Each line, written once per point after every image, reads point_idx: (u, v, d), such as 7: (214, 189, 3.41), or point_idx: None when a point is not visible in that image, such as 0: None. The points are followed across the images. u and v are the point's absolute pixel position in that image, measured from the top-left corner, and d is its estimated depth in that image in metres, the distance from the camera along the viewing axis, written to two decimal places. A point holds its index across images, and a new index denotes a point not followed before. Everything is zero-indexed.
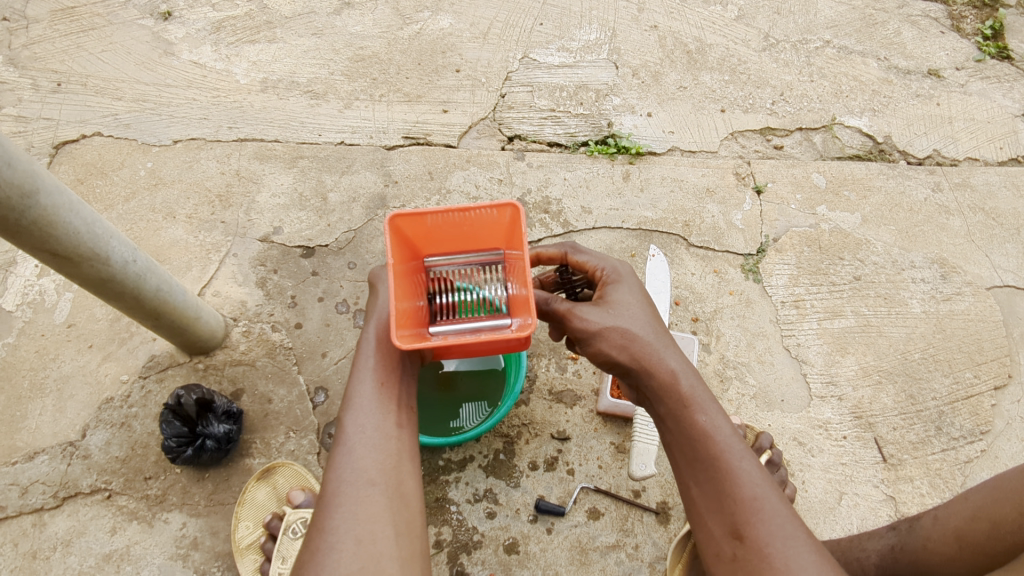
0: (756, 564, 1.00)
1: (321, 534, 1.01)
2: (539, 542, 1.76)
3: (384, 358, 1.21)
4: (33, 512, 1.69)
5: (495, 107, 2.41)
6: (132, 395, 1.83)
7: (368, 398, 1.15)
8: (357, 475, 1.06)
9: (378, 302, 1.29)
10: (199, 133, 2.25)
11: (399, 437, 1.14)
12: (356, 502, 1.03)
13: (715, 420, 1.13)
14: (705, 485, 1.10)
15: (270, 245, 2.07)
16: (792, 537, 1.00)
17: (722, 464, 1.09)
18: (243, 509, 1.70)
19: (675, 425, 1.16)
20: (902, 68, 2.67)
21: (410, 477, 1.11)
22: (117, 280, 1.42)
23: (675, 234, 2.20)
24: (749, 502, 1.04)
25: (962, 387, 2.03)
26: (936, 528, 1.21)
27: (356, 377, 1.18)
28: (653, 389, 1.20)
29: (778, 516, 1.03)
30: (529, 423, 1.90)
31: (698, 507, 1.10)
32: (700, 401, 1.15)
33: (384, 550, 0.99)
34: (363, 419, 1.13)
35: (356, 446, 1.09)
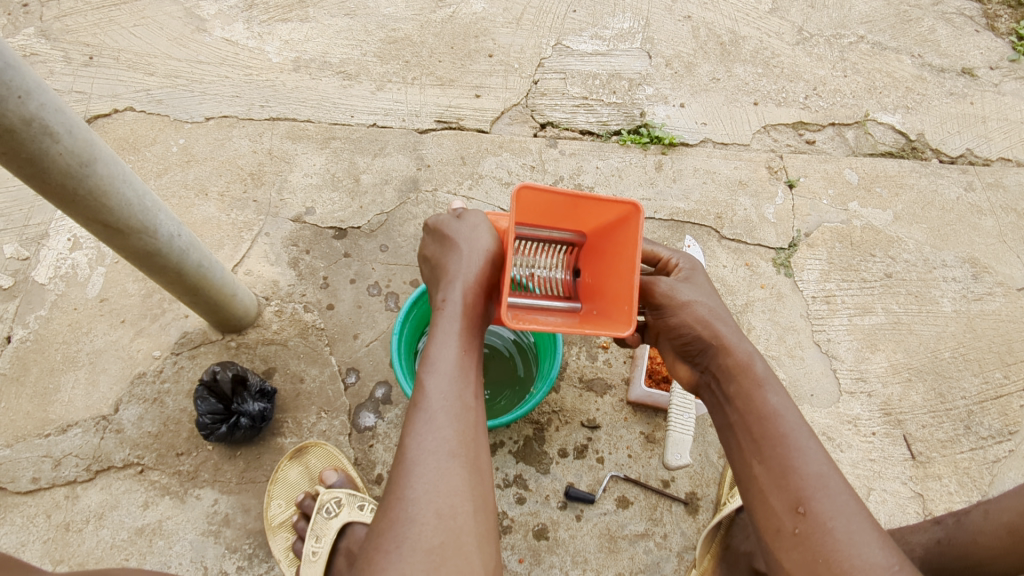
0: (818, 537, 1.05)
1: (401, 503, 1.03)
2: (569, 529, 1.76)
3: (465, 327, 1.23)
4: (66, 484, 1.69)
5: (528, 93, 2.39)
6: (164, 371, 1.83)
7: (450, 367, 1.17)
8: (439, 445, 1.08)
9: (461, 263, 1.29)
10: (232, 110, 2.24)
11: (477, 409, 1.16)
12: (437, 473, 1.05)
13: (783, 401, 1.19)
14: (770, 462, 1.14)
15: (303, 225, 2.07)
16: (855, 514, 1.06)
17: (789, 443, 1.14)
18: (275, 487, 1.71)
19: (743, 403, 1.21)
20: (936, 66, 2.65)
21: (484, 452, 1.13)
22: (162, 254, 1.42)
23: (707, 226, 2.19)
24: (815, 478, 1.10)
25: (991, 387, 2.02)
26: (987, 521, 1.20)
27: (437, 342, 1.20)
28: (727, 367, 1.25)
29: (842, 494, 1.08)
30: (560, 410, 1.90)
31: (761, 484, 1.14)
32: (769, 383, 1.21)
33: (463, 525, 1.02)
34: (444, 387, 1.15)
35: (438, 415, 1.11)
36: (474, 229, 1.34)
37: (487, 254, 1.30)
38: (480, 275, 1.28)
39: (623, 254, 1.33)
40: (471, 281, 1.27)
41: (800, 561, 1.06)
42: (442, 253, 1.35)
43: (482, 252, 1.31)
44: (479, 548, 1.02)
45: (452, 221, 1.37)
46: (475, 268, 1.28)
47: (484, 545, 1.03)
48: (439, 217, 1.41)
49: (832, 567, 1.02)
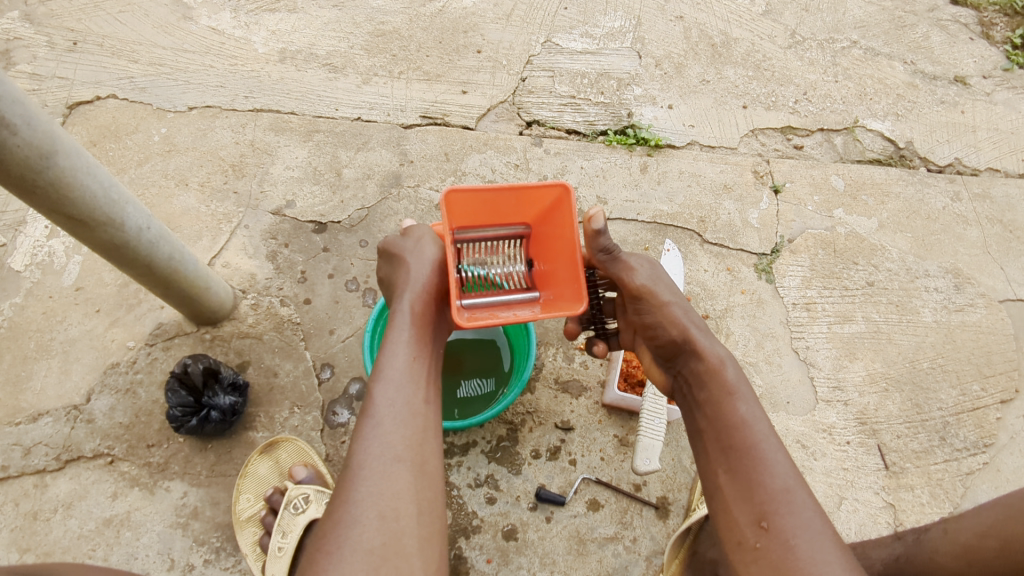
0: (778, 552, 1.04)
1: (345, 506, 1.03)
2: (538, 531, 1.76)
3: (415, 335, 1.26)
4: (35, 473, 1.69)
5: (516, 91, 2.38)
6: (137, 362, 1.83)
7: (398, 373, 1.19)
8: (384, 450, 1.09)
9: (409, 274, 1.32)
10: (215, 100, 2.22)
11: (426, 413, 1.18)
12: (381, 476, 1.06)
13: (753, 411, 1.21)
14: (736, 473, 1.16)
15: (283, 219, 2.06)
16: (820, 532, 1.05)
17: (756, 454, 1.16)
18: (244, 482, 1.71)
19: (713, 412, 1.24)
20: (928, 73, 2.63)
21: (432, 455, 1.14)
22: (130, 247, 1.41)
23: (690, 230, 2.18)
24: (781, 493, 1.10)
25: (968, 399, 2.02)
26: (944, 540, 1.21)
27: (387, 351, 1.22)
28: (700, 374, 1.30)
29: (806, 510, 1.08)
30: (534, 411, 1.90)
31: (726, 494, 1.16)
32: (741, 392, 1.24)
33: (406, 526, 1.03)
34: (392, 393, 1.17)
35: (384, 420, 1.13)
36: (418, 241, 1.37)
37: (434, 263, 1.33)
38: (428, 283, 1.32)
39: (564, 236, 1.36)
40: (419, 291, 1.30)
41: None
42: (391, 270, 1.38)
43: (431, 261, 1.34)
44: (421, 550, 1.02)
45: (396, 238, 1.41)
46: (421, 277, 1.31)
47: (427, 547, 1.04)
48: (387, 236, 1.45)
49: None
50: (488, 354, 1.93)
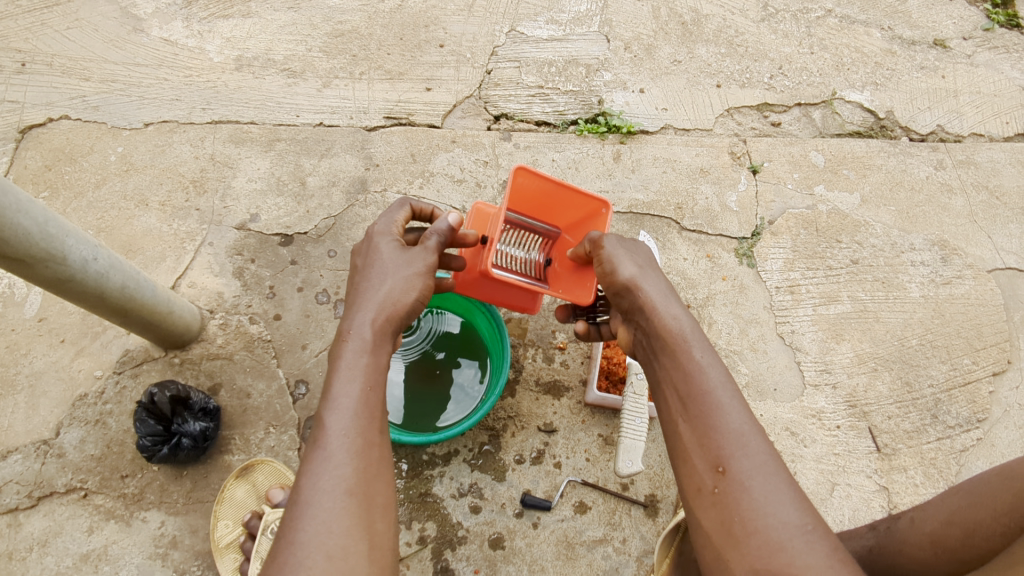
0: (735, 495, 1.04)
1: (289, 548, 0.98)
2: (525, 537, 1.73)
3: (373, 361, 1.21)
4: (8, 512, 1.66)
5: (481, 84, 2.31)
6: (106, 392, 1.78)
7: (352, 401, 1.14)
8: (335, 484, 1.04)
9: (383, 295, 1.30)
10: (172, 115, 2.16)
11: (381, 445, 1.13)
12: (330, 512, 1.01)
13: (708, 358, 1.19)
14: (693, 420, 1.14)
15: (248, 233, 2.00)
16: (773, 473, 1.05)
17: (711, 401, 1.14)
18: (222, 507, 1.67)
19: (670, 363, 1.22)
20: (906, 39, 2.55)
21: (384, 488, 1.09)
22: (77, 280, 1.36)
23: (667, 218, 2.12)
24: (735, 436, 1.09)
25: (959, 373, 1.98)
26: (912, 530, 1.18)
27: (342, 377, 1.16)
28: (654, 327, 1.27)
29: (758, 453, 1.07)
30: (515, 415, 1.85)
31: (685, 443, 1.14)
32: (694, 341, 1.22)
33: (355, 563, 0.98)
34: (344, 425, 1.11)
35: (334, 453, 1.07)
36: (405, 259, 1.35)
37: (410, 291, 1.32)
38: (398, 305, 1.30)
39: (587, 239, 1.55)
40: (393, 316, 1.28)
41: (716, 520, 1.04)
42: (369, 272, 1.34)
43: (408, 283, 1.32)
44: None
45: (388, 243, 1.37)
46: (394, 303, 1.29)
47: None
48: (380, 231, 1.40)
49: (744, 526, 1.01)
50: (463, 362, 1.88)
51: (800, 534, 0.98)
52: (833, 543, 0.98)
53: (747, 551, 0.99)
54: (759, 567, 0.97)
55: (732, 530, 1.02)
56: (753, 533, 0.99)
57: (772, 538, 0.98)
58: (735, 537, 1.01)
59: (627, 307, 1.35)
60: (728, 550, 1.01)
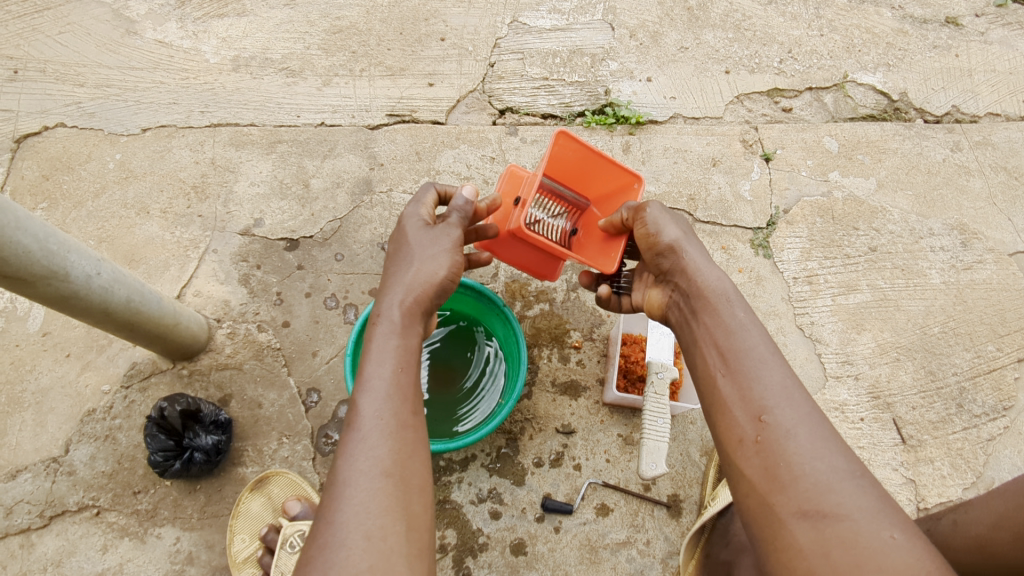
0: (778, 442, 1.02)
1: (329, 529, 0.94)
2: (547, 542, 1.70)
3: (404, 342, 1.19)
4: (20, 533, 1.63)
5: (485, 78, 2.25)
6: (114, 406, 1.74)
7: (385, 383, 1.11)
8: (371, 465, 1.00)
9: (409, 276, 1.29)
10: (170, 119, 2.11)
11: (416, 426, 1.09)
12: (367, 494, 0.97)
13: (749, 317, 1.20)
14: (734, 373, 1.13)
15: (252, 239, 1.96)
16: (819, 421, 1.03)
17: (754, 355, 1.14)
18: (238, 522, 1.64)
19: (711, 322, 1.22)
20: (917, 17, 2.48)
21: (422, 471, 1.05)
22: (81, 296, 1.31)
23: (680, 210, 2.08)
24: (778, 386, 1.08)
25: (984, 360, 1.94)
26: (956, 534, 1.16)
27: (372, 358, 1.15)
28: (696, 288, 1.29)
29: (803, 404, 1.06)
30: (533, 417, 1.82)
31: (723, 396, 1.12)
32: (734, 301, 1.24)
33: (394, 546, 0.94)
34: (378, 405, 1.08)
35: (369, 434, 1.04)
36: (431, 239, 1.35)
37: (434, 271, 1.31)
38: (427, 283, 1.29)
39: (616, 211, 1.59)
40: (414, 292, 1.27)
41: (760, 467, 1.02)
42: (395, 257, 1.35)
43: (437, 261, 1.33)
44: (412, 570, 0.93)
45: (414, 221, 1.38)
46: (419, 284, 1.28)
47: (416, 564, 0.94)
48: (404, 209, 1.42)
49: (791, 470, 0.99)
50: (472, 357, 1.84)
51: (849, 478, 0.96)
52: (882, 489, 0.96)
53: (795, 494, 0.96)
54: (808, 508, 0.94)
55: (777, 475, 0.99)
56: (800, 477, 0.97)
57: (820, 479, 0.96)
58: (781, 482, 0.98)
59: (667, 269, 1.37)
60: (774, 496, 0.98)
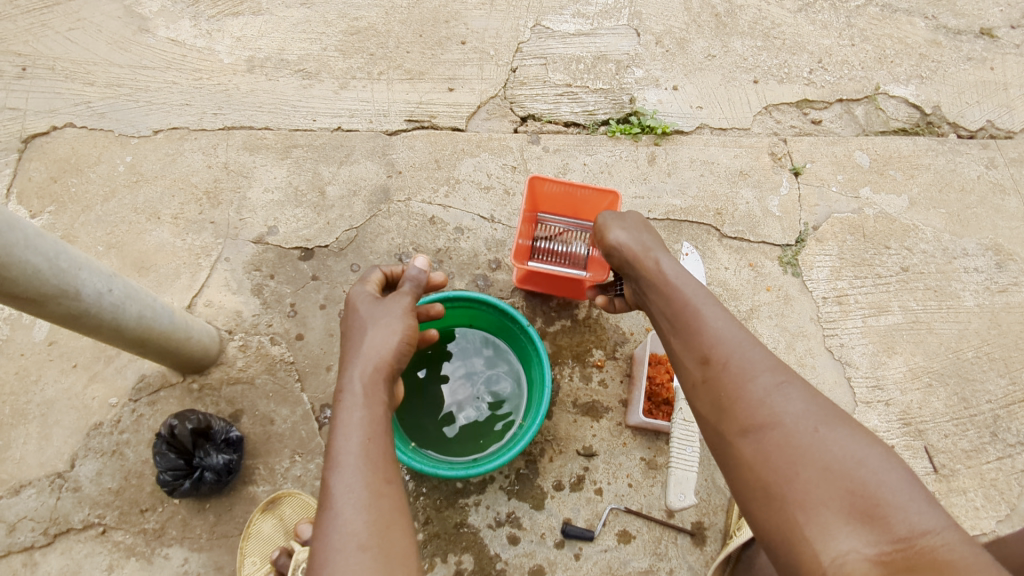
0: (718, 380, 1.06)
1: None
2: (567, 570, 1.65)
3: (371, 413, 1.12)
4: (23, 551, 1.58)
5: (506, 84, 2.18)
6: (122, 420, 1.69)
7: (354, 458, 1.05)
8: (346, 542, 0.96)
9: (368, 343, 1.23)
10: (182, 121, 2.04)
11: (392, 495, 1.03)
12: (345, 571, 0.93)
13: (683, 279, 1.25)
14: (679, 333, 1.18)
15: (266, 247, 1.90)
16: (751, 346, 1.08)
17: (690, 309, 1.19)
18: (248, 543, 1.58)
19: (654, 288, 1.28)
20: (952, 28, 2.40)
21: (404, 536, 1.00)
22: (92, 314, 1.26)
23: (707, 224, 2.02)
24: (714, 331, 1.12)
25: (1018, 387, 1.88)
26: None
27: (339, 435, 1.08)
28: (633, 266, 1.34)
29: (735, 335, 1.10)
30: (553, 438, 1.76)
31: (677, 357, 1.18)
32: (668, 268, 1.28)
33: None
34: (350, 481, 1.02)
35: (342, 509, 0.99)
36: (387, 308, 1.31)
37: (394, 337, 1.25)
38: (383, 356, 1.23)
39: None
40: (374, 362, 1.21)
41: (710, 407, 1.06)
42: (352, 326, 1.30)
43: (391, 329, 1.27)
44: None
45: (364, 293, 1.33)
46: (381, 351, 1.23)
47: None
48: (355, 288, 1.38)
49: (730, 397, 1.03)
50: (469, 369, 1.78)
51: (777, 390, 1.00)
52: (810, 390, 1.00)
53: (737, 415, 1.01)
54: (748, 425, 0.99)
55: (723, 404, 1.04)
56: (739, 400, 1.02)
57: (753, 397, 1.01)
58: (726, 411, 1.03)
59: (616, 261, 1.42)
60: (722, 425, 1.03)
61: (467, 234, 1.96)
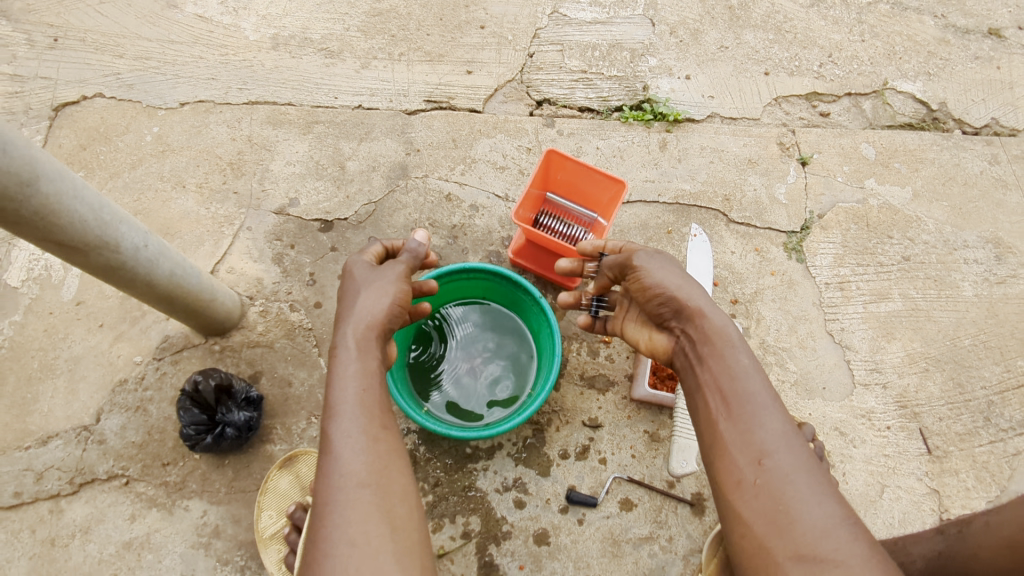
0: (779, 488, 1.00)
1: (321, 541, 1.00)
2: (570, 534, 1.71)
3: (364, 365, 1.21)
4: (50, 498, 1.64)
5: (523, 68, 2.24)
6: (146, 378, 1.75)
7: (351, 406, 1.14)
8: (346, 480, 1.05)
9: (357, 304, 1.30)
10: (207, 94, 2.10)
11: (387, 438, 1.13)
12: (347, 505, 1.02)
13: (752, 364, 1.15)
14: (736, 420, 1.10)
15: (287, 218, 1.96)
16: (814, 468, 1.02)
17: (755, 401, 1.10)
18: (266, 497, 1.64)
19: (715, 362, 1.18)
20: (960, 27, 2.45)
21: (400, 477, 1.10)
22: (128, 267, 1.32)
23: (715, 210, 2.07)
24: (779, 437, 1.05)
25: (1012, 375, 1.93)
26: (989, 535, 1.16)
27: (335, 385, 1.17)
28: (699, 332, 1.23)
29: (800, 451, 1.04)
30: (560, 409, 1.82)
31: (723, 440, 1.09)
32: (739, 346, 1.18)
33: (380, 546, 0.99)
34: (347, 427, 1.12)
35: (341, 452, 1.08)
36: (377, 270, 1.38)
37: (385, 297, 1.32)
38: (375, 315, 1.29)
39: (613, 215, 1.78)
40: (362, 323, 1.27)
41: (760, 510, 1.00)
42: (345, 289, 1.36)
43: (382, 291, 1.34)
44: (399, 564, 0.98)
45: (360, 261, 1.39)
46: (372, 310, 1.29)
47: (405, 560, 0.99)
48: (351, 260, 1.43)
49: (790, 514, 0.97)
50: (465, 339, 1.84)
51: (843, 524, 0.95)
52: (869, 533, 0.96)
53: (793, 539, 0.95)
54: (805, 553, 0.94)
55: (778, 521, 0.98)
56: (798, 521, 0.97)
57: (815, 525, 0.95)
58: (780, 527, 0.97)
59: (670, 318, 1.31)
60: (770, 540, 0.97)
61: (482, 211, 2.02)
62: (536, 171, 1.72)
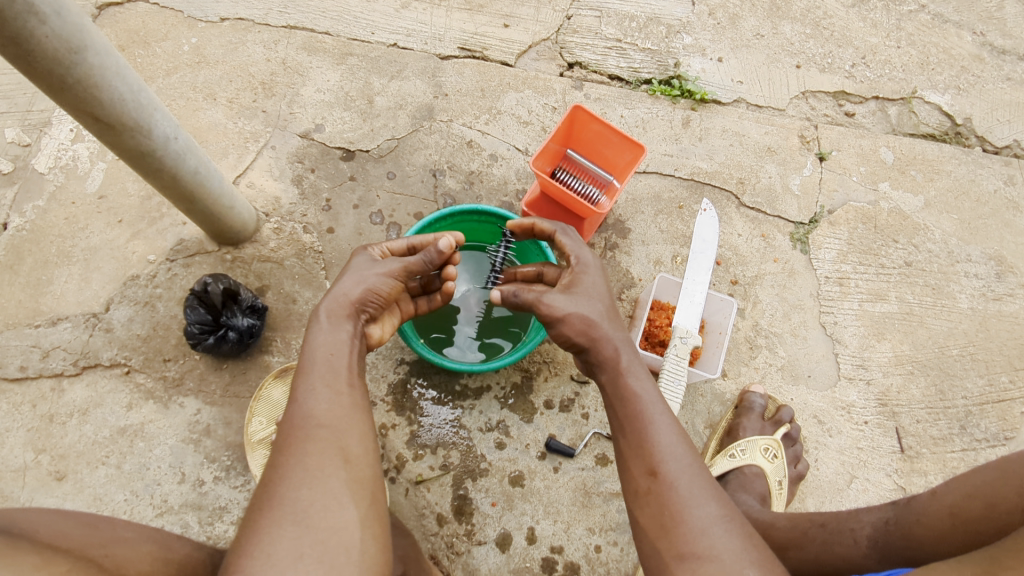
0: (665, 496, 1.07)
1: (275, 474, 1.08)
2: (545, 479, 1.77)
3: (335, 333, 1.27)
4: (53, 377, 1.71)
5: (560, 29, 2.26)
6: (157, 276, 1.81)
7: (320, 363, 1.22)
8: (306, 422, 1.14)
9: (341, 286, 1.35)
10: (248, 13, 2.13)
11: (352, 393, 1.21)
12: (305, 441, 1.11)
13: (643, 385, 1.22)
14: (629, 436, 1.17)
15: (310, 143, 2.00)
16: (697, 473, 1.09)
17: (644, 417, 1.17)
18: (258, 405, 1.69)
19: (611, 384, 1.25)
20: (998, 47, 2.44)
21: (359, 424, 1.18)
22: (156, 155, 1.37)
23: (728, 191, 2.11)
24: (664, 448, 1.12)
25: (995, 389, 1.97)
26: (932, 503, 1.22)
27: (308, 345, 1.25)
28: (597, 358, 1.29)
29: (684, 456, 1.11)
30: (551, 360, 1.87)
31: (622, 455, 1.17)
32: (633, 368, 1.25)
33: (333, 474, 1.09)
34: (315, 379, 1.20)
35: (305, 402, 1.17)
36: (372, 262, 1.41)
37: (368, 286, 1.36)
38: (349, 298, 1.33)
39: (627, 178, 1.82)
40: (340, 299, 1.32)
41: (652, 516, 1.07)
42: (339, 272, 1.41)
43: (362, 278, 1.37)
44: (348, 491, 1.08)
45: (361, 254, 1.43)
46: (353, 292, 1.34)
47: (356, 489, 1.10)
48: (357, 251, 1.46)
49: (674, 518, 1.04)
50: (466, 278, 1.89)
51: (720, 522, 1.03)
52: (747, 530, 1.03)
53: (677, 539, 1.02)
54: (686, 552, 1.01)
55: (665, 524, 1.05)
56: (682, 523, 1.03)
57: (696, 525, 1.03)
58: (666, 529, 1.04)
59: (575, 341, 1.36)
60: (660, 542, 1.04)
61: (501, 161, 2.05)
62: (562, 122, 1.76)
